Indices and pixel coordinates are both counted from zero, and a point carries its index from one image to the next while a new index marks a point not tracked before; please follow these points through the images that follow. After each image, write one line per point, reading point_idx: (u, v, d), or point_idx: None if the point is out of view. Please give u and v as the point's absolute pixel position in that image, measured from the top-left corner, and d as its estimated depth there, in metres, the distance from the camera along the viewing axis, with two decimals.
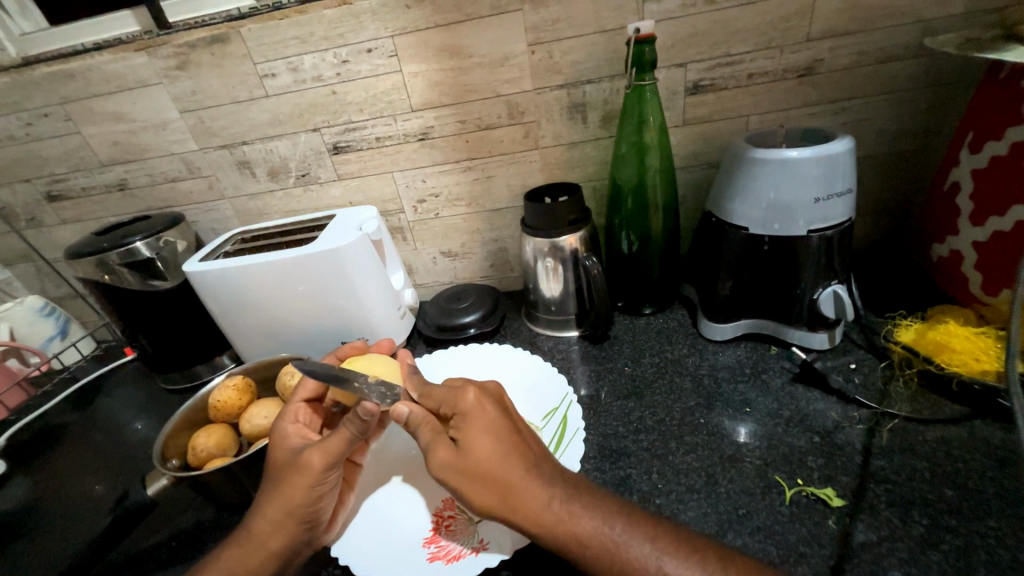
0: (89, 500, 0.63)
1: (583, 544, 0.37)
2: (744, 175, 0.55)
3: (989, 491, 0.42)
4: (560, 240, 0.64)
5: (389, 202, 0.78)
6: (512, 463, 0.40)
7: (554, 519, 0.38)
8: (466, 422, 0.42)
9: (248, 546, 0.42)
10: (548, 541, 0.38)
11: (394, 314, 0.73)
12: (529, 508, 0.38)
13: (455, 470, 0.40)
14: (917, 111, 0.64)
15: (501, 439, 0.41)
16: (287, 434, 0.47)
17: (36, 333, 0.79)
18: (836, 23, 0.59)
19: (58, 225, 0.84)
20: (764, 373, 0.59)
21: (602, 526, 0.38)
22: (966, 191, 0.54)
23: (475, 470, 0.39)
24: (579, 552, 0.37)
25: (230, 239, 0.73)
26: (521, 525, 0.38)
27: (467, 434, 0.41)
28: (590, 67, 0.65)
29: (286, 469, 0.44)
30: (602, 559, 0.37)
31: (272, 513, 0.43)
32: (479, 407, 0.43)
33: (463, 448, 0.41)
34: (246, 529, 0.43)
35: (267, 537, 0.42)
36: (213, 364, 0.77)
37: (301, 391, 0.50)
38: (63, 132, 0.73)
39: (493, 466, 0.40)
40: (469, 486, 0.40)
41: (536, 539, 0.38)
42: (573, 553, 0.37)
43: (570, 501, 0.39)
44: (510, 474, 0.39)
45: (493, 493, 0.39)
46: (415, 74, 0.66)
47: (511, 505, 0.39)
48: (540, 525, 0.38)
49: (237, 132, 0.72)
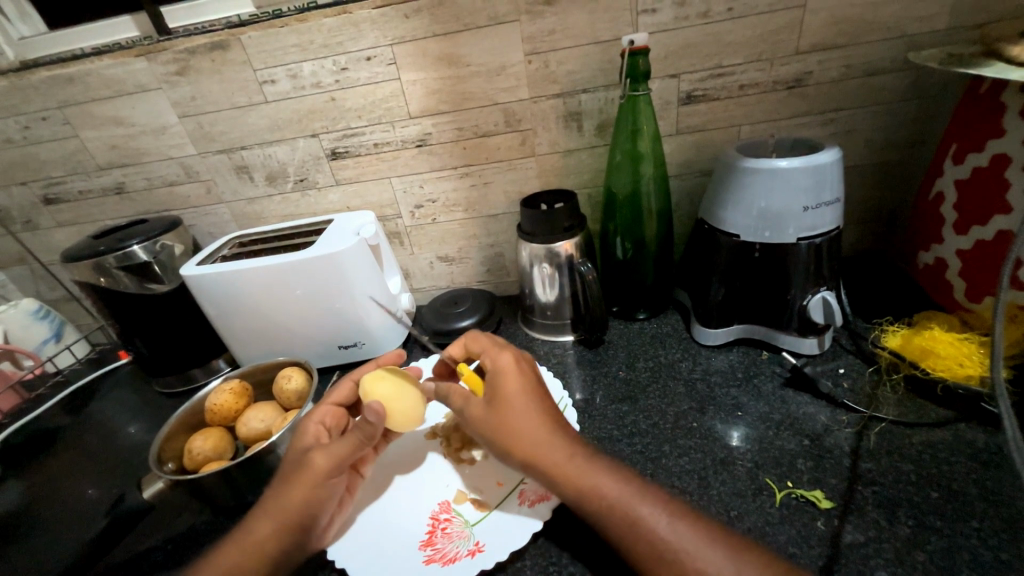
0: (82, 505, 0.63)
1: (600, 497, 0.40)
2: (736, 184, 0.56)
3: (973, 493, 0.43)
4: (555, 246, 0.65)
5: (387, 207, 0.78)
6: (542, 420, 0.45)
7: (576, 472, 0.42)
8: (500, 384, 0.48)
9: (241, 546, 0.42)
10: (567, 490, 0.41)
11: (392, 318, 0.74)
12: (552, 458, 0.43)
13: (487, 422, 0.46)
14: (902, 124, 0.66)
15: (532, 400, 0.46)
16: (308, 431, 0.48)
17: (29, 335, 0.79)
18: (823, 37, 0.61)
19: (53, 228, 0.84)
20: (756, 377, 0.60)
21: (619, 483, 0.41)
22: (949, 201, 0.55)
23: (506, 424, 0.45)
24: (595, 503, 0.40)
25: (228, 243, 0.73)
26: (544, 472, 0.43)
27: (502, 394, 0.47)
28: (586, 77, 0.66)
29: (294, 466, 0.45)
30: (613, 515, 0.39)
31: (272, 510, 0.43)
32: (514, 368, 0.49)
33: (496, 405, 0.46)
34: (246, 527, 0.43)
35: (263, 537, 0.42)
36: (208, 368, 0.77)
37: (336, 393, 0.53)
38: (61, 136, 0.74)
39: (521, 420, 0.45)
40: (502, 439, 0.45)
41: (556, 488, 0.42)
42: (588, 502, 0.40)
43: (587, 460, 0.43)
44: (538, 429, 0.44)
45: (525, 447, 0.44)
46: (414, 82, 0.67)
47: (535, 455, 0.43)
48: (561, 473, 0.42)
49: (235, 136, 0.72)
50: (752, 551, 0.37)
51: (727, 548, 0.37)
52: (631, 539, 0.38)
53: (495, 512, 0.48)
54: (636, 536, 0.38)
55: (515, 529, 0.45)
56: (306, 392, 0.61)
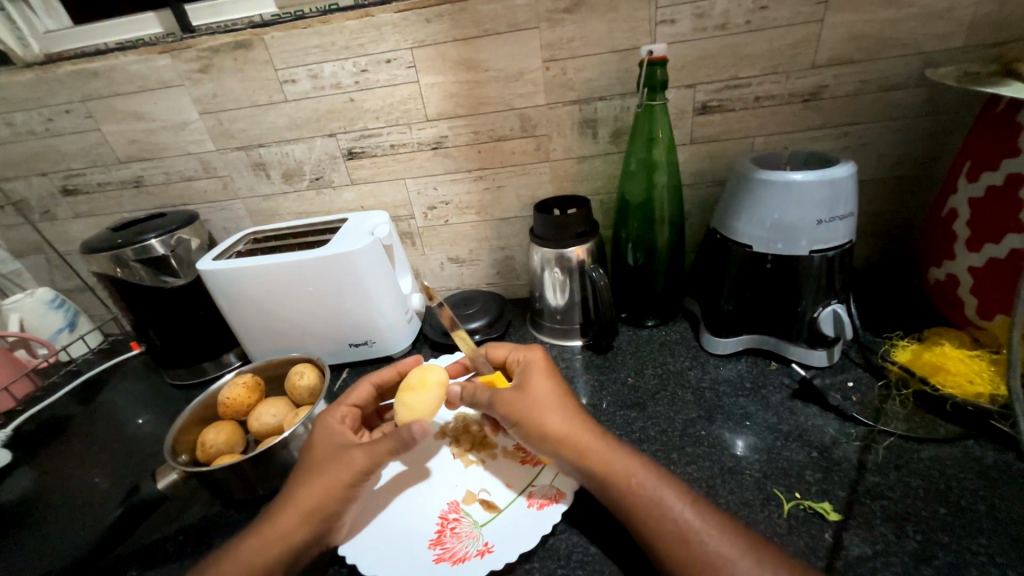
0: (93, 494, 0.63)
1: (629, 475, 0.43)
2: (749, 195, 0.57)
3: (981, 510, 0.43)
4: (568, 251, 0.65)
5: (400, 208, 0.79)
6: (571, 409, 0.48)
7: (605, 451, 0.45)
8: (530, 371, 0.51)
9: (267, 537, 0.43)
10: (595, 472, 0.44)
11: (402, 318, 0.74)
12: (583, 442, 0.45)
13: (518, 404, 0.48)
14: (916, 139, 0.66)
15: (559, 388, 0.50)
16: (334, 432, 0.49)
17: (44, 325, 0.80)
18: (840, 51, 0.61)
19: (71, 219, 0.85)
20: (764, 388, 0.60)
21: (645, 467, 0.44)
22: (963, 217, 0.56)
23: (535, 403, 0.48)
24: (624, 482, 0.42)
25: (243, 239, 0.74)
26: (573, 455, 0.45)
27: (530, 379, 0.50)
28: (602, 84, 0.66)
29: (327, 459, 0.46)
30: (639, 498, 0.41)
31: (301, 502, 0.44)
32: (542, 361, 0.53)
33: (525, 388, 0.49)
34: (268, 516, 0.44)
35: (290, 530, 0.43)
36: (219, 361, 0.78)
37: (353, 394, 0.54)
38: (83, 129, 0.75)
39: (547, 403, 0.48)
40: (530, 418, 0.47)
41: (584, 471, 0.44)
42: (619, 484, 0.42)
43: (614, 446, 0.45)
44: (569, 416, 0.47)
45: (555, 425, 0.46)
46: (433, 85, 0.68)
47: (564, 438, 0.45)
48: (591, 455, 0.44)
49: (254, 134, 0.73)
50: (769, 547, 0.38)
51: (745, 544, 0.38)
52: (658, 518, 0.40)
53: (504, 514, 0.48)
54: (659, 516, 0.40)
55: (525, 529, 0.46)
56: (318, 388, 0.61)
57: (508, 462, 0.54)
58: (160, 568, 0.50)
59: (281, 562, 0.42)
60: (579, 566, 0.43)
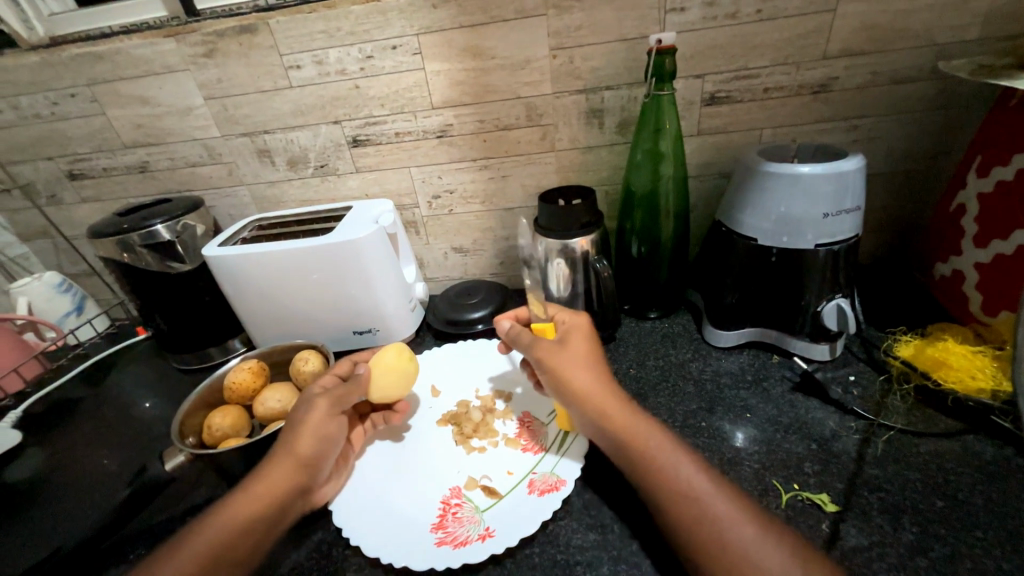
0: (101, 474, 0.64)
1: (648, 438, 0.44)
2: (757, 187, 0.56)
3: (978, 503, 0.44)
4: (571, 242, 0.65)
5: (404, 196, 0.79)
6: (600, 373, 0.49)
7: (629, 415, 0.46)
8: (573, 331, 0.54)
9: (253, 489, 0.44)
10: (614, 434, 0.45)
11: (406, 306, 0.75)
12: (607, 404, 0.47)
13: (555, 360, 0.50)
14: (926, 133, 0.66)
15: (595, 350, 0.52)
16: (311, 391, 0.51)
17: (52, 308, 0.81)
18: (852, 42, 0.60)
19: (77, 204, 0.85)
20: (765, 381, 0.60)
21: (664, 434, 0.45)
22: (971, 213, 0.55)
23: (574, 358, 0.50)
24: (643, 444, 0.44)
25: (248, 226, 0.74)
26: (596, 416, 0.47)
27: (570, 339, 0.52)
28: (609, 74, 0.66)
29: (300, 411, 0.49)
30: (651, 461, 0.43)
31: (288, 450, 0.46)
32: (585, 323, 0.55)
33: (566, 345, 0.52)
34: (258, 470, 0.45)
35: (277, 482, 0.44)
36: (224, 347, 0.79)
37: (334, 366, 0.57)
38: (88, 113, 0.75)
39: (582, 361, 0.50)
40: (564, 373, 0.49)
41: (603, 431, 0.46)
42: (638, 445, 0.44)
43: (636, 413, 0.47)
44: (601, 378, 0.49)
45: (588, 382, 0.48)
46: (438, 72, 0.67)
47: (591, 398, 0.47)
48: (614, 418, 0.46)
49: (259, 121, 0.73)
50: (774, 523, 0.40)
51: (751, 514, 0.40)
52: (668, 480, 0.42)
53: (505, 499, 0.49)
54: (670, 478, 0.42)
55: (526, 514, 0.46)
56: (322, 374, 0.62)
57: (509, 450, 0.55)
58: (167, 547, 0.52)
59: (269, 513, 0.43)
60: (578, 553, 0.44)
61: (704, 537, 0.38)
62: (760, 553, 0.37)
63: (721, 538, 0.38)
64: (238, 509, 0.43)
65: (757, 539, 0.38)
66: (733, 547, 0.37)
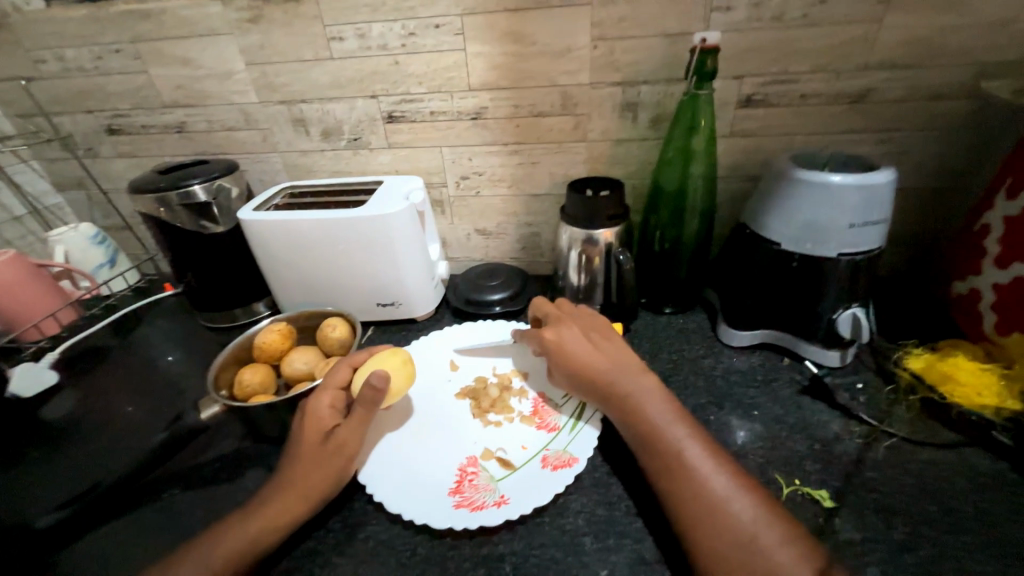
0: (131, 419, 0.68)
1: (648, 415, 0.48)
2: (786, 194, 0.57)
3: (969, 511, 0.46)
4: (596, 232, 0.67)
5: (433, 175, 0.80)
6: (603, 352, 0.55)
7: (631, 393, 0.50)
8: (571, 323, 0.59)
9: (285, 485, 0.46)
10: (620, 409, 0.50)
11: (429, 284, 0.77)
12: (612, 376, 0.52)
13: (559, 350, 0.56)
14: (958, 151, 0.66)
15: (593, 339, 0.57)
16: (318, 422, 0.49)
17: (87, 259, 0.83)
18: (895, 54, 0.60)
19: (113, 158, 0.87)
20: (774, 382, 0.62)
21: (665, 411, 0.48)
22: (995, 234, 0.56)
23: (567, 350, 0.56)
24: (643, 419, 0.48)
25: (280, 192, 0.76)
26: (598, 387, 0.52)
27: (567, 331, 0.58)
28: (647, 68, 0.66)
29: (319, 451, 0.48)
30: (645, 425, 0.48)
31: (297, 486, 0.46)
32: (586, 317, 0.60)
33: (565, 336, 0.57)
34: (286, 477, 0.47)
35: (306, 480, 0.47)
36: (249, 309, 0.81)
37: (335, 376, 0.52)
38: (131, 70, 0.76)
39: (580, 350, 0.55)
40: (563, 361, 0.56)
41: (605, 400, 0.52)
42: (640, 419, 0.48)
43: (643, 390, 0.50)
44: (600, 361, 0.54)
45: (584, 369, 0.54)
46: (478, 55, 0.68)
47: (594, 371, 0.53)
48: (618, 396, 0.51)
49: (297, 89, 0.74)
50: (754, 486, 0.43)
51: (733, 476, 0.43)
52: (664, 452, 0.45)
53: (520, 472, 0.51)
54: (664, 451, 0.45)
55: (539, 489, 0.49)
56: (348, 341, 0.65)
57: (524, 426, 0.57)
58: (197, 489, 0.55)
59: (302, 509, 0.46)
60: (585, 525, 0.46)
61: (682, 491, 0.43)
62: (734, 509, 0.41)
63: (698, 494, 0.42)
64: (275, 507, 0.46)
65: (733, 497, 0.42)
66: (709, 503, 0.41)
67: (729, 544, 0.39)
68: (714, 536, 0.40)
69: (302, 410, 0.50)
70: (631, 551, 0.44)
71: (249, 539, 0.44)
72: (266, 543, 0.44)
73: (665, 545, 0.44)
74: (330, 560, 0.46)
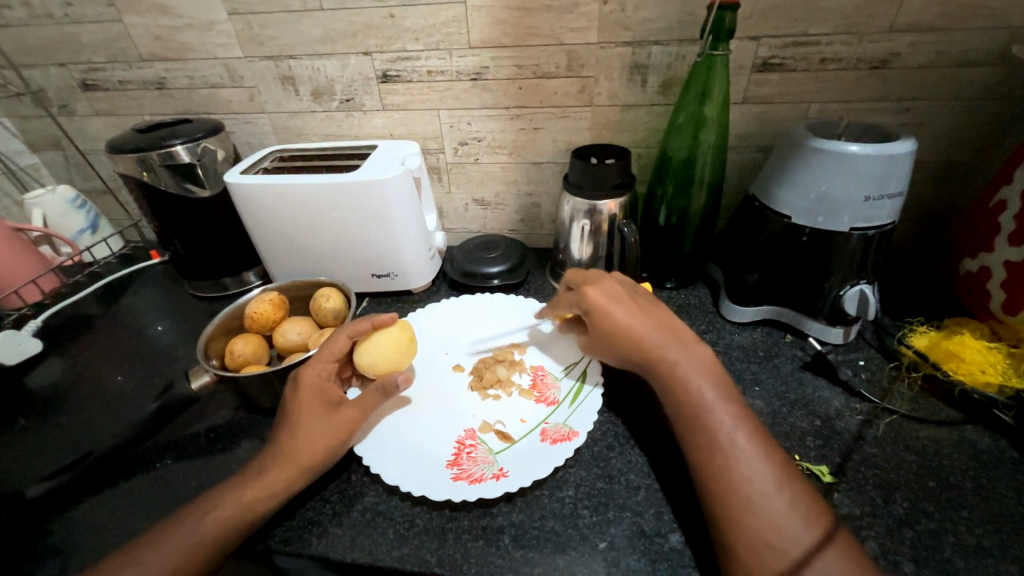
0: (119, 388, 0.66)
1: (690, 387, 0.47)
2: (800, 164, 0.55)
3: (967, 486, 0.46)
4: (600, 203, 0.64)
5: (430, 140, 0.77)
6: (647, 319, 0.52)
7: (673, 364, 0.48)
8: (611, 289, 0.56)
9: (279, 456, 0.45)
10: (660, 379, 0.49)
11: (426, 254, 0.74)
12: (662, 348, 0.50)
13: (597, 313, 0.54)
14: (974, 123, 0.63)
15: (635, 306, 0.54)
16: (316, 392, 0.48)
17: (66, 223, 0.80)
18: (923, 16, 0.57)
19: (90, 116, 0.82)
20: (776, 358, 0.62)
21: (708, 385, 0.47)
22: (1011, 211, 0.54)
23: (606, 314, 0.53)
24: (683, 390, 0.47)
25: (269, 155, 0.72)
26: (638, 354, 0.51)
27: (606, 297, 0.55)
28: (660, 27, 0.62)
29: (320, 422, 0.47)
30: (690, 399, 0.46)
31: (293, 456, 0.45)
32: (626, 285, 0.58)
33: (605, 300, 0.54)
34: (283, 446, 0.46)
35: (302, 452, 0.45)
36: (239, 278, 0.79)
37: (332, 348, 0.51)
38: (104, 18, 0.71)
39: (620, 315, 0.53)
40: (601, 325, 0.53)
41: (642, 367, 0.50)
42: (680, 390, 0.47)
43: (686, 362, 0.48)
44: (642, 328, 0.51)
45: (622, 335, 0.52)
46: (479, 8, 0.63)
47: (641, 339, 0.51)
48: (659, 366, 0.49)
49: (285, 44, 0.69)
50: (789, 468, 0.42)
51: (771, 460, 0.42)
52: (702, 424, 0.44)
53: (519, 444, 0.51)
54: (703, 423, 0.44)
55: (539, 461, 0.48)
56: (343, 312, 0.63)
57: (523, 400, 0.56)
58: (191, 459, 0.54)
59: (298, 481, 0.45)
60: (584, 498, 0.46)
61: (712, 463, 0.42)
62: (768, 493, 0.40)
63: (734, 474, 0.41)
64: (269, 478, 0.44)
65: (771, 483, 0.40)
66: (743, 484, 0.40)
67: (751, 517, 0.39)
68: (738, 509, 0.39)
69: (294, 382, 0.49)
70: (631, 523, 0.44)
71: (244, 509, 0.43)
72: (261, 514, 0.43)
73: (681, 511, 0.44)
74: (327, 530, 0.45)
